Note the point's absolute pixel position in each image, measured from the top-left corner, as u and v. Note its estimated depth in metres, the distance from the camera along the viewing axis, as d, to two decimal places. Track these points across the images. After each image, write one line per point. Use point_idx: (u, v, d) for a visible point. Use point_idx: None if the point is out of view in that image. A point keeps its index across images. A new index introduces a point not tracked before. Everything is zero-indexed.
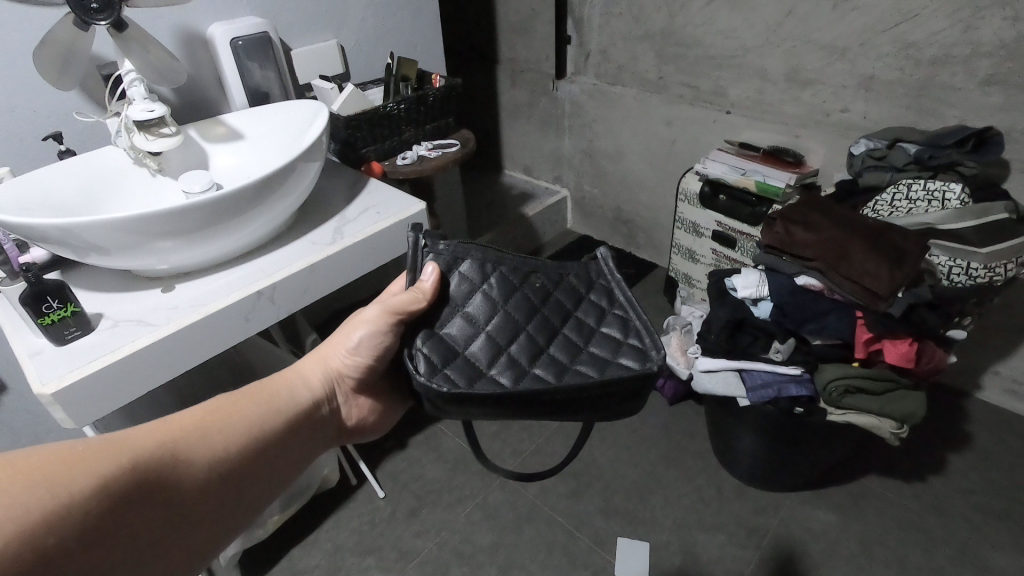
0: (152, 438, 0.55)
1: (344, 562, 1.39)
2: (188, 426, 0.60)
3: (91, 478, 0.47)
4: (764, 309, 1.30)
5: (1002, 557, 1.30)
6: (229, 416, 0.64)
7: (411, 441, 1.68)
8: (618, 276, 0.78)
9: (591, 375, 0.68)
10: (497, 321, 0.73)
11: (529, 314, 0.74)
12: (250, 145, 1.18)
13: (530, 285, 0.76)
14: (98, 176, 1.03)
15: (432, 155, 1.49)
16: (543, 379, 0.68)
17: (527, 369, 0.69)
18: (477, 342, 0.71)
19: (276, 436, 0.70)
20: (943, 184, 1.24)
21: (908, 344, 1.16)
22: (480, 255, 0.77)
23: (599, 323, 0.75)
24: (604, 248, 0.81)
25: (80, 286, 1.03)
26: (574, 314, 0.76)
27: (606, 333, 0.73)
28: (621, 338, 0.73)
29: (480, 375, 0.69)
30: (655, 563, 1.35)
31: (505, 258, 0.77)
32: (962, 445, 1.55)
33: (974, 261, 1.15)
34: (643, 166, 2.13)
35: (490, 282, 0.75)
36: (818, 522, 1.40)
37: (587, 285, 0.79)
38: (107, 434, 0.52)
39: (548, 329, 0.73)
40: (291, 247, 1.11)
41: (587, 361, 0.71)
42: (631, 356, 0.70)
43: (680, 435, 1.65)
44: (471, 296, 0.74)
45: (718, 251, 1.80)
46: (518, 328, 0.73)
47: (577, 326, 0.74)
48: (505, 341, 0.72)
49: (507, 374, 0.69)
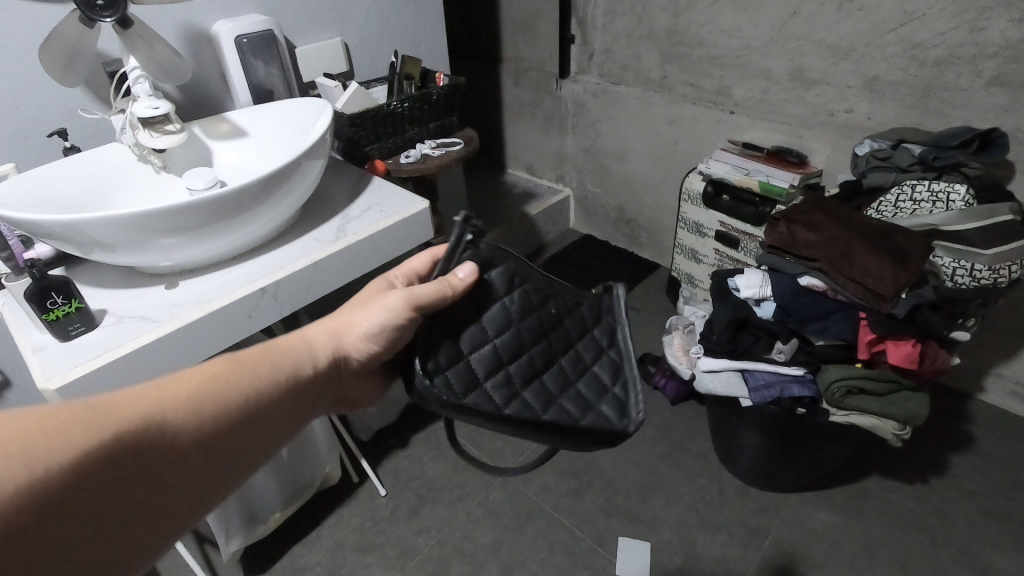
0: (131, 410, 0.49)
1: (346, 560, 1.39)
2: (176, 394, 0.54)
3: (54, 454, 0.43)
4: (767, 309, 1.29)
5: (1004, 559, 1.30)
6: (223, 388, 0.57)
7: (413, 440, 1.68)
8: (626, 323, 0.81)
9: (573, 416, 0.72)
10: (506, 336, 0.73)
11: (537, 337, 0.75)
12: (254, 142, 1.18)
13: (546, 308, 0.77)
14: (102, 172, 1.04)
15: (435, 153, 1.49)
16: (531, 408, 0.70)
17: (519, 392, 0.71)
18: (482, 352, 0.71)
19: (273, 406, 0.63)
20: (947, 186, 1.23)
21: (911, 346, 1.16)
22: (511, 266, 0.75)
23: (594, 362, 0.79)
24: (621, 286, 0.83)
25: (84, 282, 1.04)
26: (574, 346, 0.78)
27: (596, 374, 0.77)
28: (608, 384, 0.77)
29: (476, 386, 0.70)
30: (657, 563, 1.35)
31: (531, 276, 0.76)
32: (964, 447, 1.55)
33: (978, 263, 1.14)
34: (646, 166, 2.13)
35: (513, 296, 0.74)
36: (819, 523, 1.40)
37: (593, 319, 0.81)
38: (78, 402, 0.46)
39: (548, 357, 0.75)
40: (295, 245, 1.11)
41: (573, 398, 0.74)
42: (612, 407, 0.75)
43: (682, 435, 1.64)
44: (492, 304, 0.73)
45: (721, 251, 1.80)
46: (524, 349, 0.74)
47: (574, 360, 0.77)
48: (508, 358, 0.72)
49: (501, 393, 0.70)
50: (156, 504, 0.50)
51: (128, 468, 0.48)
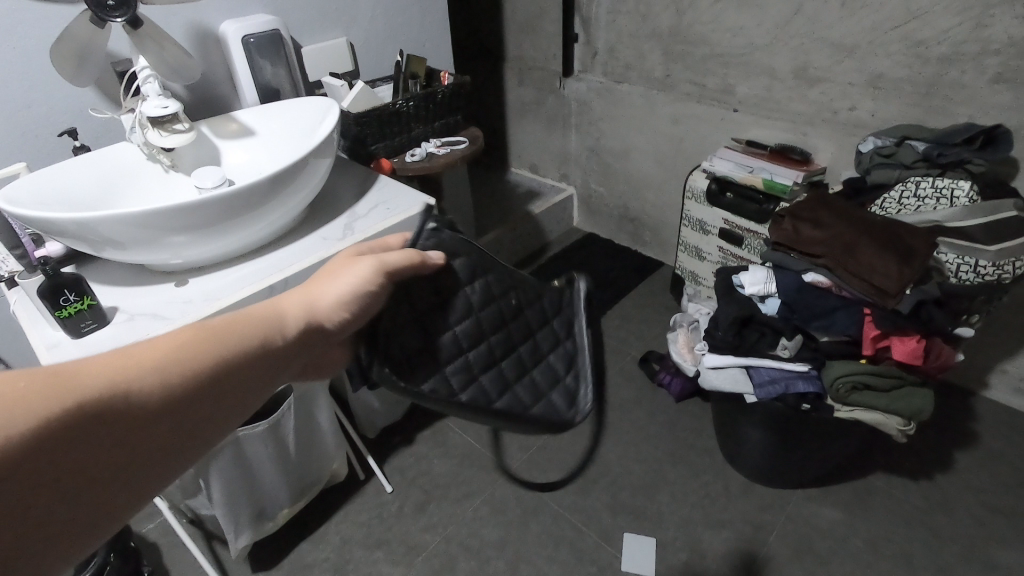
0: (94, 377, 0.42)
1: (353, 556, 1.40)
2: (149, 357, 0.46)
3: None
4: (772, 306, 1.31)
5: (1008, 555, 1.30)
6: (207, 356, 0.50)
7: (418, 437, 1.69)
8: (583, 319, 0.81)
9: (523, 403, 0.73)
10: (466, 325, 0.73)
11: (496, 326, 0.75)
12: (262, 141, 1.19)
13: (506, 300, 0.77)
14: (111, 170, 1.05)
15: (440, 152, 1.51)
16: (485, 395, 0.71)
17: (476, 375, 0.72)
18: (444, 334, 0.72)
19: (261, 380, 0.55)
20: (951, 182, 1.24)
21: (915, 341, 1.16)
22: (468, 255, 0.76)
23: (549, 350, 0.79)
24: (582, 279, 0.83)
25: (95, 279, 1.05)
26: (534, 335, 0.78)
27: (550, 363, 0.78)
28: (562, 373, 0.78)
29: (437, 367, 0.70)
30: (662, 560, 1.36)
31: (492, 268, 0.77)
32: (969, 443, 1.55)
33: (982, 260, 1.14)
34: (649, 164, 2.14)
35: (472, 287, 0.75)
36: (824, 520, 1.41)
37: (555, 311, 0.81)
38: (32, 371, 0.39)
39: (507, 347, 0.75)
40: (302, 243, 1.12)
41: (526, 385, 0.75)
42: (562, 396, 0.76)
43: (686, 432, 1.65)
44: (454, 295, 0.73)
45: (725, 249, 1.80)
46: (483, 337, 0.74)
47: (531, 348, 0.78)
48: (466, 344, 0.73)
49: (458, 376, 0.71)
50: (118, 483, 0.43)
51: (90, 446, 0.41)
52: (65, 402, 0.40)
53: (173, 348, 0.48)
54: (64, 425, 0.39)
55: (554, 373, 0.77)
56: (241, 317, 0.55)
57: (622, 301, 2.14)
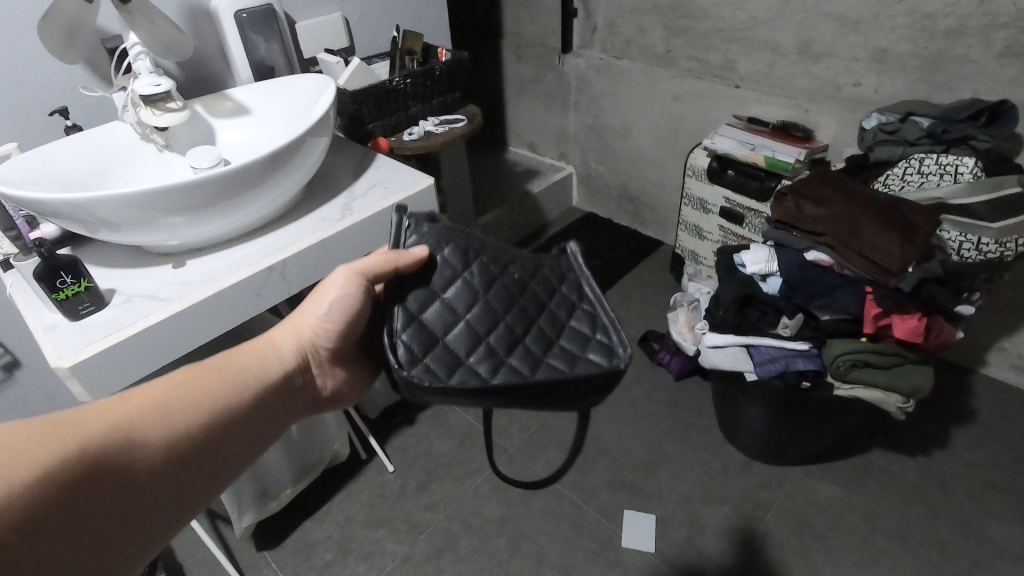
0: (101, 421, 0.51)
1: (356, 534, 1.41)
2: (144, 405, 0.56)
3: (27, 469, 0.44)
4: (773, 285, 1.30)
5: (1002, 529, 1.33)
6: (192, 397, 0.59)
7: (419, 416, 1.69)
8: (588, 273, 0.78)
9: (563, 371, 0.69)
10: (476, 311, 0.72)
11: (507, 303, 0.74)
12: (257, 120, 1.17)
13: (507, 274, 0.76)
14: (105, 150, 1.03)
15: (438, 130, 1.49)
16: (519, 373, 0.68)
17: (504, 360, 0.69)
18: (455, 331, 0.70)
19: (243, 414, 0.64)
20: (956, 158, 1.23)
21: (916, 320, 1.16)
22: (460, 242, 0.75)
23: (570, 317, 0.76)
24: (573, 243, 0.82)
25: (91, 261, 1.04)
26: (548, 306, 0.76)
27: (575, 328, 0.74)
28: (590, 334, 0.74)
29: (460, 364, 0.68)
30: (661, 535, 1.37)
31: (484, 248, 0.76)
32: (966, 420, 1.56)
33: (985, 237, 1.13)
34: (650, 142, 2.11)
35: (470, 270, 0.74)
36: (822, 495, 1.42)
37: (558, 278, 0.79)
38: (49, 419, 0.48)
39: (524, 321, 0.73)
40: (300, 224, 1.11)
41: (558, 354, 0.71)
42: (599, 352, 0.72)
43: (686, 412, 1.66)
44: (451, 283, 0.73)
45: (726, 227, 1.79)
46: (497, 318, 0.72)
47: (549, 318, 0.75)
48: (484, 330, 0.71)
49: (485, 364, 0.68)
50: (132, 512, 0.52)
51: (105, 483, 0.50)
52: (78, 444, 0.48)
53: (162, 397, 0.57)
54: (80, 463, 0.48)
55: (583, 331, 0.74)
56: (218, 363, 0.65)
57: (622, 281, 2.14)
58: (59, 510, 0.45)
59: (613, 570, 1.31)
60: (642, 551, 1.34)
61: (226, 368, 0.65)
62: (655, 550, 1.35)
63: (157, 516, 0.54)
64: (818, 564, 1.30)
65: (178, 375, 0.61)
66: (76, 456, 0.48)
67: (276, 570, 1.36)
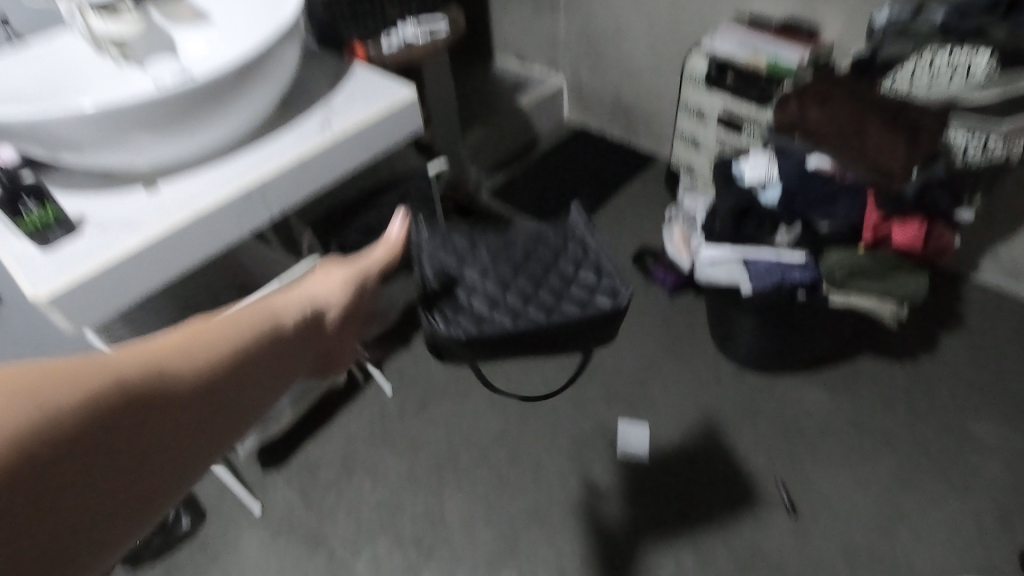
0: (127, 358, 0.38)
1: (359, 453, 1.45)
2: (153, 347, 0.40)
3: (64, 384, 0.33)
4: (772, 196, 1.26)
5: (980, 427, 1.38)
6: (214, 330, 0.43)
7: (416, 339, 1.69)
8: (587, 225, 0.83)
9: (574, 314, 0.71)
10: (491, 283, 0.79)
11: (516, 271, 0.80)
12: (219, 27, 1.04)
13: (514, 249, 0.83)
14: (57, 64, 0.96)
15: (418, 39, 1.34)
16: (535, 319, 0.71)
17: (521, 312, 0.73)
18: (477, 300, 0.76)
19: (282, 345, 0.47)
20: (970, 54, 1.13)
21: (916, 225, 1.15)
22: (465, 240, 0.86)
23: (578, 268, 0.79)
24: (573, 205, 0.88)
25: (56, 185, 0.98)
26: (555, 262, 0.80)
27: (584, 278, 0.77)
28: (598, 278, 0.76)
29: (482, 322, 0.73)
30: (656, 443, 1.42)
31: (487, 240, 0.86)
32: (955, 325, 1.58)
33: (993, 138, 1.10)
34: (645, 47, 1.99)
35: (477, 254, 0.83)
36: (811, 401, 1.46)
37: (563, 240, 0.85)
38: (54, 354, 0.34)
39: (534, 282, 0.78)
40: (278, 141, 1.04)
41: (571, 300, 0.74)
42: (607, 291, 0.74)
43: (680, 326, 1.66)
44: (464, 267, 0.82)
45: (723, 137, 1.73)
46: (509, 283, 0.78)
47: (560, 274, 0.79)
48: (500, 295, 0.77)
49: (505, 317, 0.73)
50: (173, 465, 0.38)
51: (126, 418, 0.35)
52: (87, 380, 0.34)
53: (195, 330, 0.42)
54: (107, 402, 0.34)
55: (591, 278, 0.76)
56: (240, 309, 0.47)
57: (616, 197, 2.08)
58: (86, 447, 0.33)
59: (610, 478, 1.37)
60: (637, 460, 1.40)
61: (265, 306, 0.49)
62: (649, 458, 1.40)
63: (197, 454, 0.40)
64: (803, 465, 1.36)
65: (190, 319, 0.44)
66: (101, 390, 0.34)
67: (285, 488, 1.41)
